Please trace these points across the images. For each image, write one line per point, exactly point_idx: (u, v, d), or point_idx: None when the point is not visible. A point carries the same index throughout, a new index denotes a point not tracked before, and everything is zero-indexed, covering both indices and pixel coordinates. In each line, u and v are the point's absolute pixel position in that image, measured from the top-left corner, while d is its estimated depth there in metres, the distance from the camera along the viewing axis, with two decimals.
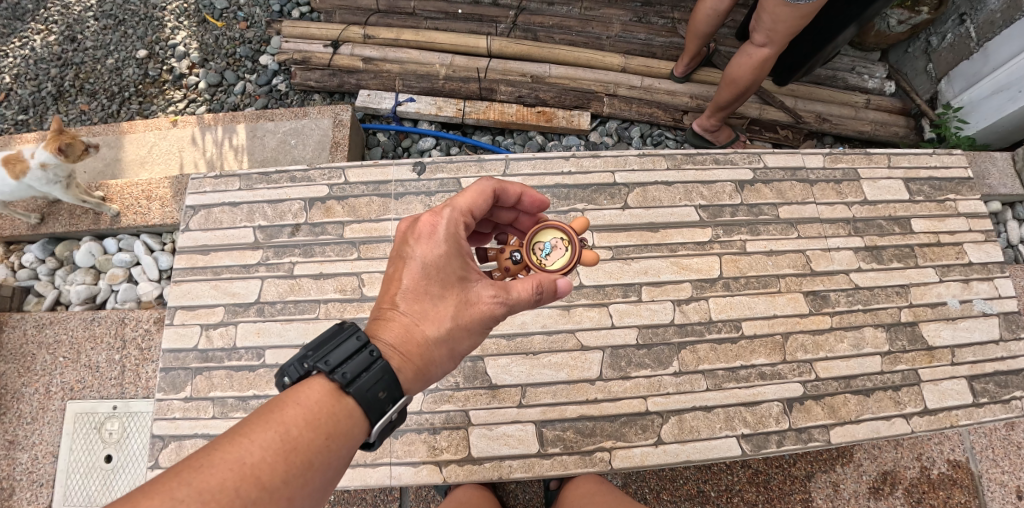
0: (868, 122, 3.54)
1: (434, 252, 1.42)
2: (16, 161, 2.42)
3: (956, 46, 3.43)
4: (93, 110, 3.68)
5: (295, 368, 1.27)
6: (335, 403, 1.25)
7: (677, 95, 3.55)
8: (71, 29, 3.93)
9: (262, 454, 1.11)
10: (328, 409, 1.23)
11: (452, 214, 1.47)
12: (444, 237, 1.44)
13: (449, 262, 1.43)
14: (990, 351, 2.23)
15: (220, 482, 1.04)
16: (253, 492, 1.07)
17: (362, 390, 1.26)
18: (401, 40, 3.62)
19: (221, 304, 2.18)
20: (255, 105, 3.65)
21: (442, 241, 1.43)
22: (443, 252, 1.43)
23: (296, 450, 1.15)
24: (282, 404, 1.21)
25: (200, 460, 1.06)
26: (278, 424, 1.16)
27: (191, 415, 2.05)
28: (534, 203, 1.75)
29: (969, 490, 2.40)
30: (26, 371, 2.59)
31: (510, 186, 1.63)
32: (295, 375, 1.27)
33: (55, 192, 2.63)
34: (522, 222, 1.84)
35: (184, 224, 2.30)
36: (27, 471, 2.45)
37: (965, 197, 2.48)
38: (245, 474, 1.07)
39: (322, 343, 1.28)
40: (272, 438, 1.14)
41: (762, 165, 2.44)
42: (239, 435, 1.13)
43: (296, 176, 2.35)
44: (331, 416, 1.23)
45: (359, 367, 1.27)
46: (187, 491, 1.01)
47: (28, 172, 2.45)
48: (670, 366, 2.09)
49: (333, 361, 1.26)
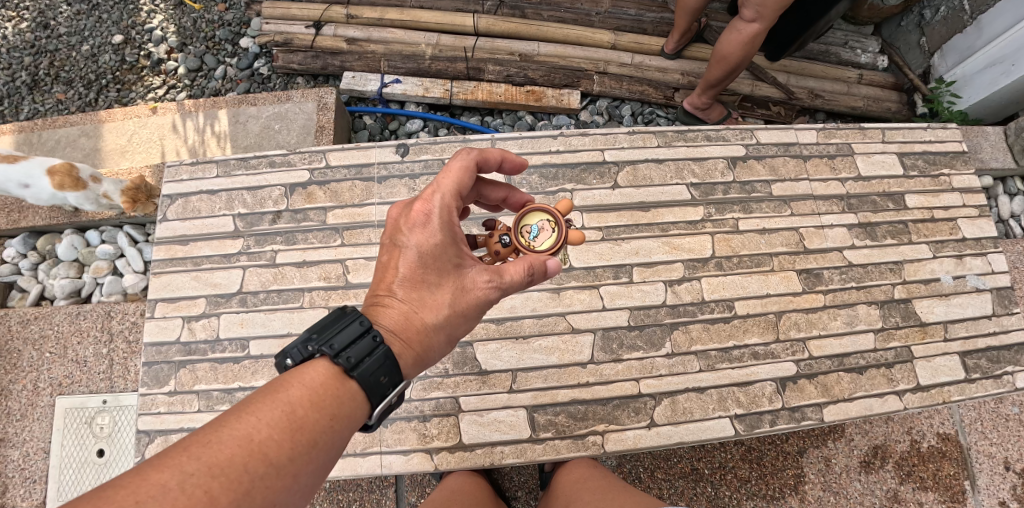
0: (860, 98, 3.49)
1: (430, 240, 1.36)
2: (71, 180, 2.44)
3: (950, 19, 3.36)
4: (70, 98, 3.57)
5: (298, 350, 1.22)
6: (338, 385, 1.20)
7: (668, 72, 3.48)
8: (44, 16, 3.78)
9: (269, 431, 1.05)
10: (332, 391, 1.19)
11: (445, 201, 1.39)
12: (440, 224, 1.37)
13: (445, 250, 1.38)
14: (982, 326, 2.23)
15: (229, 458, 0.99)
16: (261, 468, 1.01)
17: (366, 374, 1.22)
18: (385, 19, 3.50)
19: (203, 295, 2.13)
20: (236, 90, 3.55)
21: (438, 230, 1.37)
22: (440, 240, 1.37)
23: (302, 429, 1.09)
24: (285, 385, 1.16)
25: (209, 435, 1.00)
26: (283, 403, 1.11)
27: (177, 409, 2.01)
28: (513, 168, 1.68)
29: (958, 462, 2.41)
30: (13, 368, 2.53)
31: (489, 153, 1.55)
32: (298, 358, 1.22)
33: (85, 204, 2.57)
34: (499, 190, 1.74)
35: (161, 214, 2.23)
36: (20, 468, 2.41)
37: (959, 172, 2.45)
38: (254, 450, 1.01)
39: (326, 325, 1.24)
40: (280, 416, 1.09)
41: (754, 142, 2.40)
42: (245, 412, 1.07)
43: (276, 161, 2.28)
44: (335, 398, 1.18)
45: (363, 351, 1.23)
46: (198, 465, 0.95)
47: (75, 183, 2.46)
48: (662, 348, 2.07)
49: (338, 345, 1.21)
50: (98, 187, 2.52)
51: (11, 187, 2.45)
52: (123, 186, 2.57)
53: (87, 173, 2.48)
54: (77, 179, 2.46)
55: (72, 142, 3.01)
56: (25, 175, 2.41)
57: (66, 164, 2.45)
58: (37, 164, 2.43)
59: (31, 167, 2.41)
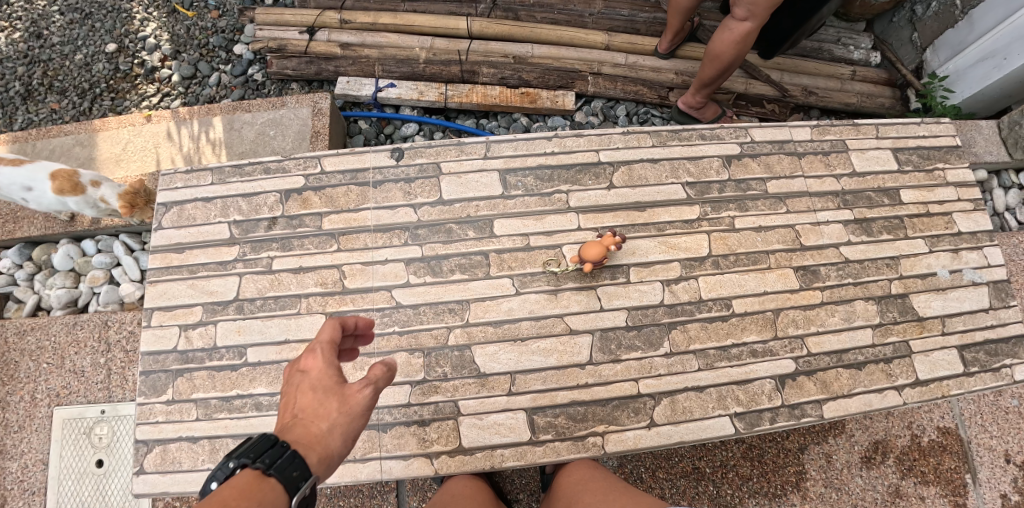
0: (854, 94, 3.50)
1: (314, 363, 1.38)
2: (70, 185, 2.43)
3: (941, 14, 3.38)
4: (64, 108, 3.56)
5: (220, 471, 1.16)
6: (258, 487, 1.11)
7: (662, 71, 3.49)
8: (36, 25, 3.77)
9: None
10: (255, 493, 1.10)
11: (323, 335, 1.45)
12: (321, 348, 1.41)
13: (330, 366, 1.38)
14: (979, 319, 2.23)
15: None
16: None
17: (281, 468, 1.13)
18: (379, 24, 3.50)
19: (199, 302, 2.12)
20: (231, 97, 3.54)
21: (320, 350, 1.40)
22: (322, 361, 1.38)
23: None
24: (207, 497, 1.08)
25: None
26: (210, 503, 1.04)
27: (174, 418, 2.00)
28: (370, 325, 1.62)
29: (959, 455, 2.41)
30: (10, 379, 2.52)
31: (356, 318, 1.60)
32: (220, 477, 1.16)
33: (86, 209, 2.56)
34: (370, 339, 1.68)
35: (156, 223, 2.23)
36: (18, 480, 2.40)
37: (953, 166, 2.46)
38: None
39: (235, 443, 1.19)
40: None
41: (749, 140, 2.40)
42: None
43: (270, 168, 2.28)
44: (259, 498, 1.09)
45: (275, 450, 1.15)
46: None
47: (75, 188, 2.44)
48: (660, 347, 2.07)
49: (251, 448, 1.14)
50: (95, 191, 2.48)
51: (14, 191, 2.46)
52: (120, 192, 2.51)
53: (86, 178, 2.46)
54: (76, 183, 2.44)
55: (66, 152, 3.00)
56: (28, 179, 2.42)
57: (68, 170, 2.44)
58: (40, 169, 2.44)
59: (35, 171, 2.41)
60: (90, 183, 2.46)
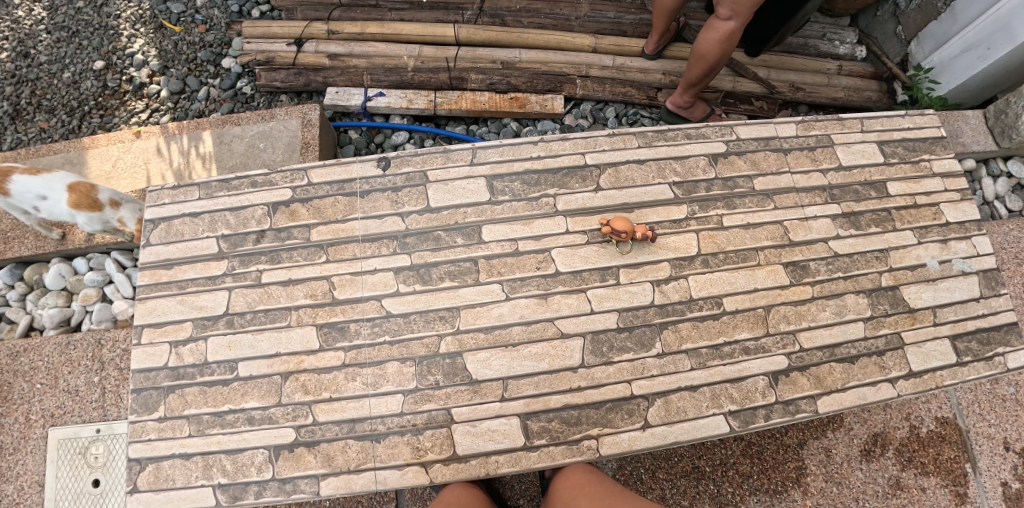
0: (840, 88, 3.52)
1: None
2: (88, 201, 2.41)
3: (924, 7, 3.40)
4: (53, 127, 3.55)
5: None
6: None
7: (649, 72, 3.50)
8: (23, 45, 3.77)
9: None
10: None
11: None
12: None
13: None
14: (970, 308, 2.24)
15: None
16: None
17: None
18: (365, 34, 3.51)
19: (189, 318, 2.11)
20: (220, 110, 3.54)
21: None
22: None
23: None
24: None
25: None
26: None
27: (167, 435, 1.99)
28: None
29: (958, 445, 2.41)
30: (3, 401, 2.50)
31: None
32: None
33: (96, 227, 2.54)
34: None
35: (144, 239, 2.22)
36: (13, 503, 2.37)
37: (939, 157, 2.48)
38: None
39: None
40: None
41: (734, 138, 2.41)
42: None
43: (258, 181, 2.27)
44: None
45: None
46: None
47: (93, 205, 2.42)
48: (653, 348, 2.07)
49: None
50: (113, 212, 2.48)
51: (29, 199, 2.42)
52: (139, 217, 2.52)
53: (105, 197, 2.44)
54: (95, 201, 2.43)
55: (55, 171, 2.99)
56: (45, 188, 2.38)
57: (89, 185, 2.43)
58: (59, 179, 2.40)
59: (53, 180, 2.38)
60: (109, 204, 2.45)
